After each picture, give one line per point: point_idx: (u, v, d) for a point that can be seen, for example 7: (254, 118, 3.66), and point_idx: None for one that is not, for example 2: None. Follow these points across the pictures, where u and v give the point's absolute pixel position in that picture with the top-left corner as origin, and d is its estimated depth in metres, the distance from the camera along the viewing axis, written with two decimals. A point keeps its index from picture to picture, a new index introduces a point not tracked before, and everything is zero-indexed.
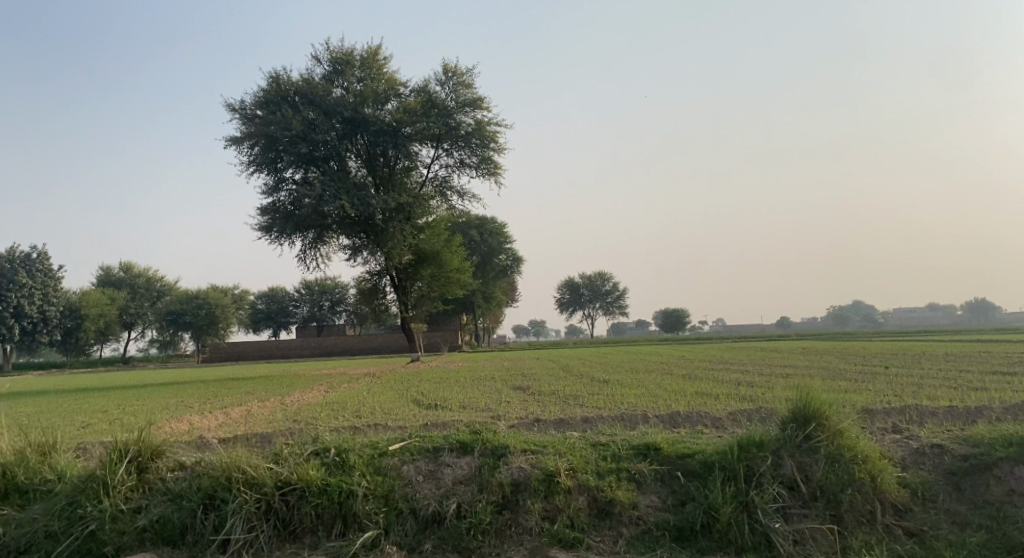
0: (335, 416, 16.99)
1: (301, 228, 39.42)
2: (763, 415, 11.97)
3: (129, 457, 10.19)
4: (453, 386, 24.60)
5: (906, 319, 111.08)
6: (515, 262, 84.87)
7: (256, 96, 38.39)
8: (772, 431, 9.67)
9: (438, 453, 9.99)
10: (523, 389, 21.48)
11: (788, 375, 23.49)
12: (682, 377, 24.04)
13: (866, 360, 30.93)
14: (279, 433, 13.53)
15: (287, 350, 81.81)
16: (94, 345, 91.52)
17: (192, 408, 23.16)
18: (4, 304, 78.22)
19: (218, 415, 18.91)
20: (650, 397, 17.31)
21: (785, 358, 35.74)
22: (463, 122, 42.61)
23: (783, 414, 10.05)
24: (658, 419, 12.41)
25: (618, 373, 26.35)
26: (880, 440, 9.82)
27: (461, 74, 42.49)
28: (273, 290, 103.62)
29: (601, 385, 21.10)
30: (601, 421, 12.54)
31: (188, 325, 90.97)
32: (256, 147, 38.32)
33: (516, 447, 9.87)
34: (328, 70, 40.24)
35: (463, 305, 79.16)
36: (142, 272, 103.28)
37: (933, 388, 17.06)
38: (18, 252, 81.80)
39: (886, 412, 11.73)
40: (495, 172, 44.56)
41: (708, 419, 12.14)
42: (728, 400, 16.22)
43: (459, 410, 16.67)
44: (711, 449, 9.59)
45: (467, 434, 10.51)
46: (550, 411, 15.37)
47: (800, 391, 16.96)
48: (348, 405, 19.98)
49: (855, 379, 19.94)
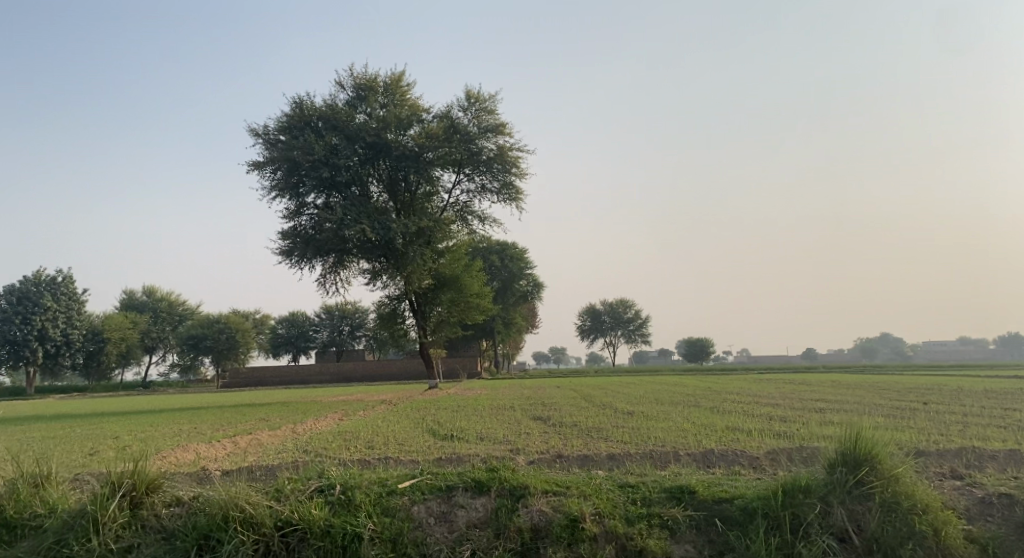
0: (347, 447, 16.24)
1: (321, 252, 39.03)
2: (806, 456, 11.09)
3: (121, 491, 9.45)
4: (472, 415, 23.84)
5: (934, 352, 108.68)
6: (536, 288, 84.07)
7: (279, 121, 38.28)
8: (819, 473, 8.82)
9: (451, 492, 9.21)
10: (543, 419, 20.61)
11: (822, 409, 22.46)
12: (710, 409, 23.09)
13: (901, 395, 29.75)
14: (285, 465, 12.80)
15: (306, 375, 81.31)
16: (115, 369, 91.17)
17: (203, 435, 22.50)
18: (29, 327, 78.77)
19: (227, 444, 18.23)
20: (678, 431, 16.47)
21: (814, 391, 34.57)
22: (485, 147, 42.07)
23: (830, 454, 9.20)
24: (690, 457, 11.56)
25: (643, 404, 25.47)
26: (941, 487, 8.95)
27: (484, 99, 41.96)
28: (293, 314, 103.36)
29: (626, 417, 20.22)
30: (628, 459, 11.70)
31: (209, 349, 90.81)
32: (279, 172, 38.13)
33: (537, 487, 9.08)
34: (352, 96, 40.05)
35: (484, 330, 78.43)
36: (165, 295, 103.56)
37: (981, 427, 16.05)
38: (43, 276, 82.82)
39: (941, 455, 10.80)
40: (516, 197, 43.94)
41: (745, 459, 11.27)
42: (764, 437, 15.29)
43: (477, 443, 15.90)
44: (752, 493, 8.74)
45: (485, 470, 9.71)
46: (573, 445, 14.55)
47: (840, 429, 16.00)
48: (361, 435, 19.21)
49: (894, 416, 18.92)
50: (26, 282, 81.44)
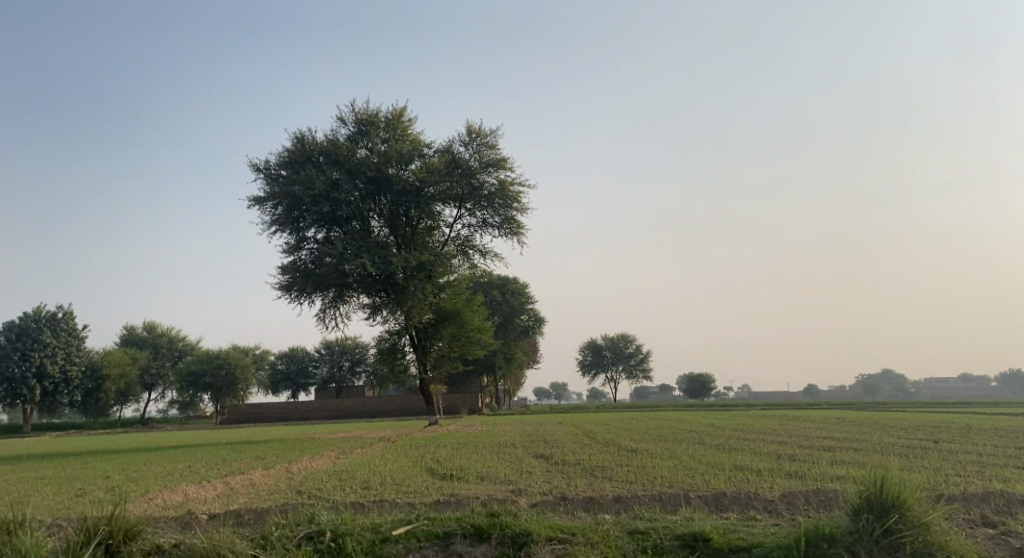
0: (342, 488, 15.64)
1: (321, 287, 38.54)
2: (824, 499, 10.54)
3: (98, 539, 8.90)
4: (472, 453, 23.23)
5: (937, 389, 107.73)
6: (538, 322, 83.46)
7: (280, 156, 38.12)
8: (842, 520, 8.27)
9: (449, 540, 8.65)
10: (545, 458, 20.02)
11: (831, 447, 21.90)
12: (716, 447, 22.51)
13: (909, 433, 29.14)
14: (276, 508, 12.24)
15: (305, 412, 80.44)
16: (114, 406, 90.27)
17: (195, 475, 21.87)
18: (27, 363, 78.12)
19: (219, 484, 17.63)
20: (685, 470, 15.92)
21: (820, 428, 33.92)
22: (486, 182, 41.79)
23: (852, 499, 8.64)
24: (701, 500, 10.98)
25: (647, 442, 24.87)
26: (975, 536, 8.43)
27: (485, 134, 41.76)
28: (293, 349, 102.73)
29: (629, 455, 19.63)
30: (635, 502, 11.14)
31: (208, 386, 90.00)
32: (280, 207, 37.85)
33: (541, 534, 8.53)
34: (353, 131, 39.91)
35: (484, 365, 77.82)
36: (165, 331, 102.85)
37: (998, 468, 15.51)
38: (43, 312, 82.33)
39: (966, 500, 10.27)
40: (518, 232, 43.58)
41: (760, 502, 10.69)
42: (775, 476, 14.72)
43: (477, 483, 15.35)
44: (773, 540, 8.19)
45: (485, 515, 9.14)
46: (577, 485, 14.01)
47: (853, 468, 15.45)
48: (357, 474, 18.59)
49: (906, 455, 18.37)
50: (25, 318, 80.90)
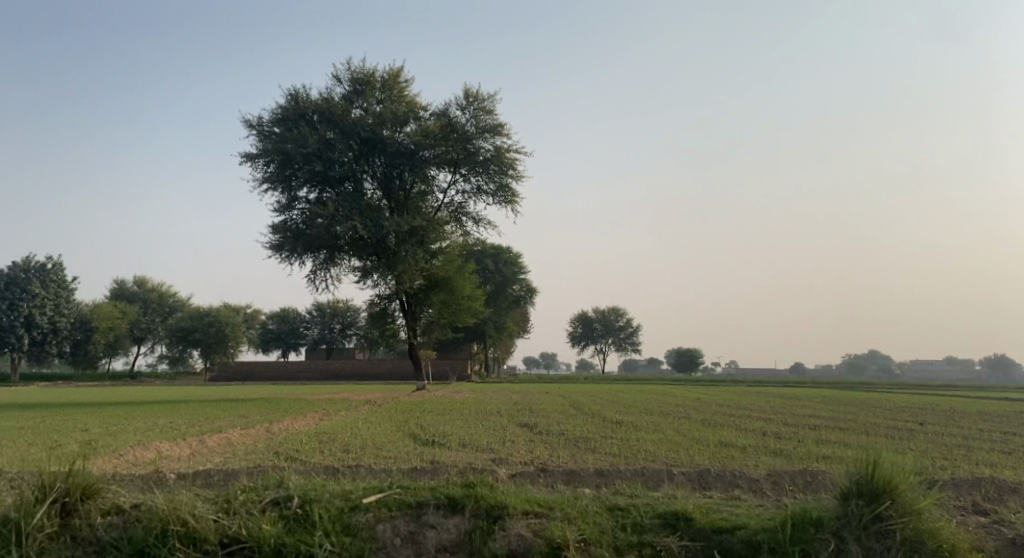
0: (320, 450, 15.30)
1: (311, 248, 37.99)
2: (810, 480, 10.21)
3: (53, 496, 8.49)
4: (456, 420, 22.96)
5: (923, 371, 108.20)
6: (529, 293, 83.12)
7: (273, 113, 37.40)
8: (831, 503, 7.91)
9: (421, 510, 8.28)
10: (529, 427, 19.71)
11: (817, 426, 21.70)
12: (702, 422, 22.30)
13: (895, 414, 29.04)
14: (249, 469, 11.88)
15: (294, 372, 80.28)
16: (103, 359, 89.92)
17: (174, 431, 21.53)
18: (15, 313, 77.54)
19: (195, 442, 17.29)
20: (670, 445, 15.64)
21: (806, 406, 33.83)
22: (482, 148, 41.04)
23: (841, 481, 8.28)
24: (684, 477, 10.65)
25: (632, 415, 24.67)
26: (966, 524, 8.12)
27: (483, 99, 40.99)
28: (284, 309, 102.25)
29: (614, 427, 19.37)
30: (617, 477, 10.78)
31: (197, 342, 89.64)
32: (271, 165, 37.19)
33: (516, 507, 8.17)
34: (348, 90, 39.12)
35: (475, 333, 77.73)
36: (155, 286, 102.20)
37: (986, 452, 15.28)
38: (32, 262, 81.51)
39: (956, 486, 9.97)
40: (513, 200, 42.96)
41: (745, 481, 10.36)
42: (759, 454, 14.43)
43: (458, 450, 15.05)
44: (757, 522, 7.86)
45: (461, 485, 8.77)
46: (558, 457, 13.71)
47: (842, 449, 15.15)
48: (337, 437, 18.21)
49: (892, 436, 18.17)
50: (13, 267, 80.07)
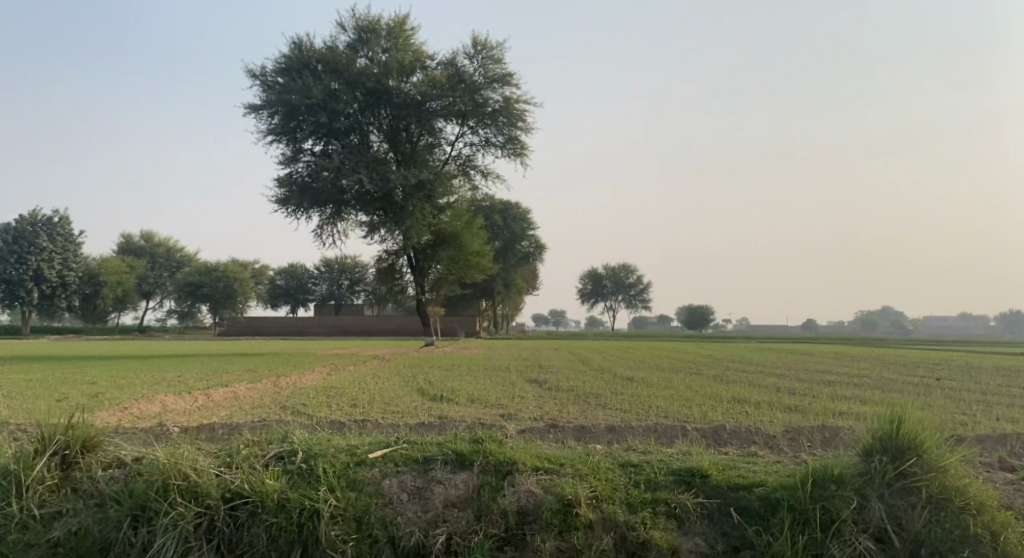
0: (327, 405, 15.12)
1: (318, 202, 37.62)
2: (828, 437, 9.96)
3: (53, 449, 8.30)
4: (465, 375, 22.78)
5: (935, 327, 107.70)
6: (538, 250, 82.66)
7: (277, 62, 36.75)
8: (853, 459, 7.65)
9: (429, 465, 8.07)
10: (539, 383, 19.49)
11: (831, 382, 21.41)
12: (713, 378, 22.06)
13: (909, 370, 28.70)
14: (254, 424, 11.71)
15: (304, 327, 80.46)
16: (113, 313, 90.45)
17: (182, 385, 21.45)
18: (24, 267, 77.73)
19: (201, 396, 17.14)
20: (682, 401, 15.40)
21: (818, 362, 33.53)
22: (491, 99, 40.31)
23: (863, 436, 8.00)
24: (699, 433, 10.40)
25: (643, 371, 24.46)
26: (994, 481, 7.85)
27: (491, 48, 40.16)
28: (292, 265, 102.22)
29: (625, 383, 19.13)
30: (630, 433, 10.54)
31: (206, 297, 89.80)
32: (276, 116, 36.65)
33: (527, 464, 7.94)
34: (353, 39, 38.39)
35: (483, 290, 77.56)
36: (164, 242, 102.23)
37: (1006, 408, 14.94)
38: (39, 217, 81.47)
39: (978, 442, 9.68)
40: (521, 152, 42.37)
41: (761, 438, 10.10)
42: (773, 410, 14.18)
43: (467, 405, 14.84)
44: (776, 480, 7.61)
45: (469, 441, 8.55)
46: (568, 413, 13.47)
47: (859, 405, 14.86)
48: (345, 392, 18.06)
49: (909, 393, 17.87)
50: (22, 221, 79.89)
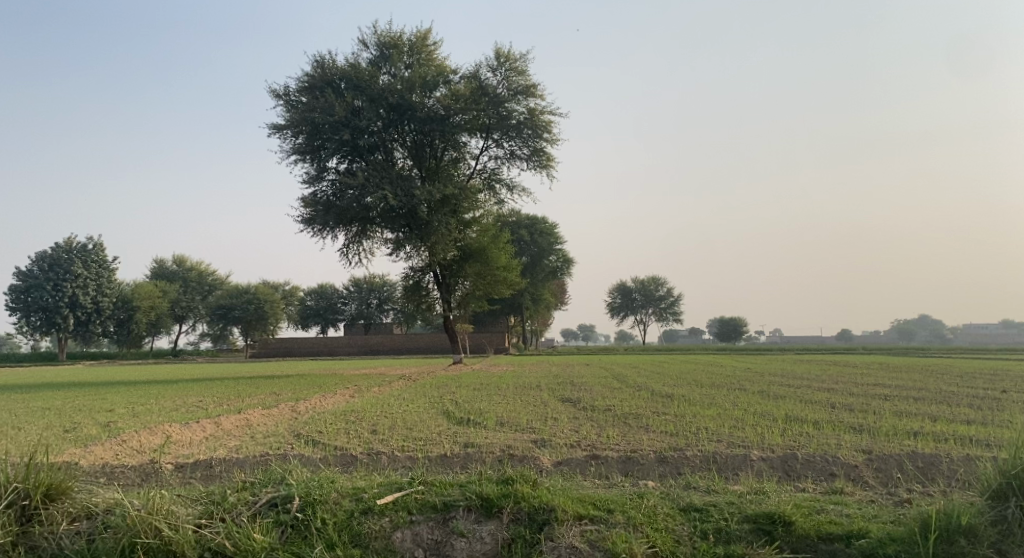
0: (345, 432, 13.85)
1: (343, 221, 36.62)
2: (918, 468, 8.52)
3: (7, 499, 6.98)
4: (493, 395, 21.50)
5: (974, 336, 104.39)
6: (566, 264, 80.11)
7: (299, 81, 35.94)
8: (984, 514, 6.38)
9: (449, 514, 6.72)
10: (573, 402, 18.03)
11: (887, 396, 19.75)
12: (759, 393, 20.56)
13: (964, 380, 26.95)
14: (255, 458, 10.39)
15: (334, 347, 79.74)
16: (146, 337, 90.32)
17: (199, 411, 20.31)
18: (60, 293, 78.33)
19: (211, 425, 15.91)
20: (733, 421, 13.95)
21: (865, 373, 31.76)
22: (515, 111, 39.14)
23: (988, 479, 6.72)
24: (765, 463, 8.94)
25: (682, 387, 22.98)
26: None
27: (515, 59, 38.97)
28: (322, 286, 101.70)
29: (666, 401, 17.72)
30: (684, 464, 9.09)
31: (237, 319, 89.36)
32: (299, 136, 35.67)
33: (567, 511, 6.56)
34: (375, 55, 37.47)
35: (512, 306, 76.36)
36: (195, 265, 102.14)
37: None
38: (74, 243, 81.83)
39: None
40: (548, 165, 41.03)
41: (842, 468, 8.62)
42: (836, 431, 12.71)
43: (497, 430, 13.52)
44: (882, 533, 6.24)
45: (498, 480, 7.18)
46: (607, 437, 12.10)
47: (931, 424, 13.31)
48: (366, 416, 16.76)
49: (980, 408, 16.20)
50: (56, 248, 80.65)
